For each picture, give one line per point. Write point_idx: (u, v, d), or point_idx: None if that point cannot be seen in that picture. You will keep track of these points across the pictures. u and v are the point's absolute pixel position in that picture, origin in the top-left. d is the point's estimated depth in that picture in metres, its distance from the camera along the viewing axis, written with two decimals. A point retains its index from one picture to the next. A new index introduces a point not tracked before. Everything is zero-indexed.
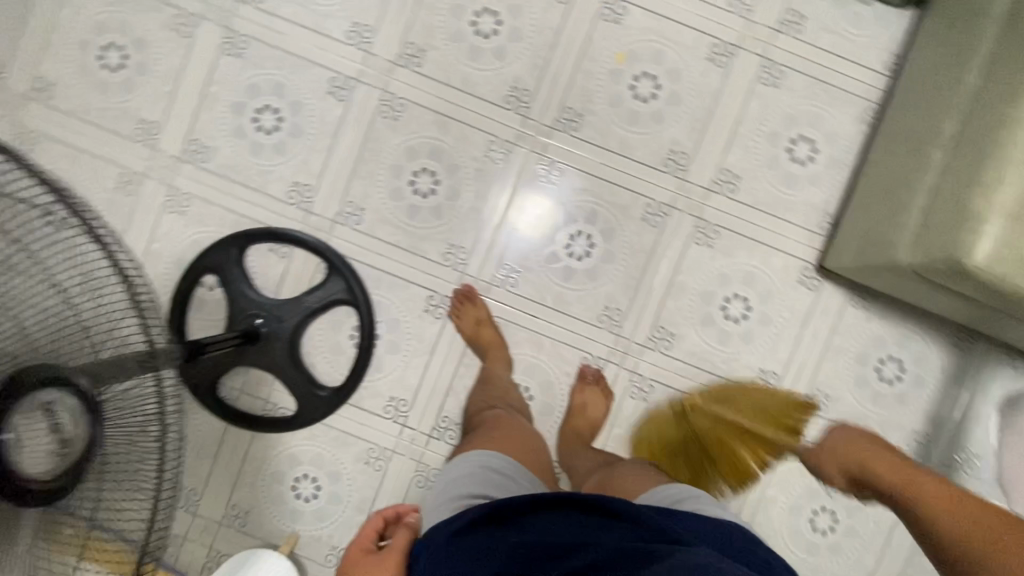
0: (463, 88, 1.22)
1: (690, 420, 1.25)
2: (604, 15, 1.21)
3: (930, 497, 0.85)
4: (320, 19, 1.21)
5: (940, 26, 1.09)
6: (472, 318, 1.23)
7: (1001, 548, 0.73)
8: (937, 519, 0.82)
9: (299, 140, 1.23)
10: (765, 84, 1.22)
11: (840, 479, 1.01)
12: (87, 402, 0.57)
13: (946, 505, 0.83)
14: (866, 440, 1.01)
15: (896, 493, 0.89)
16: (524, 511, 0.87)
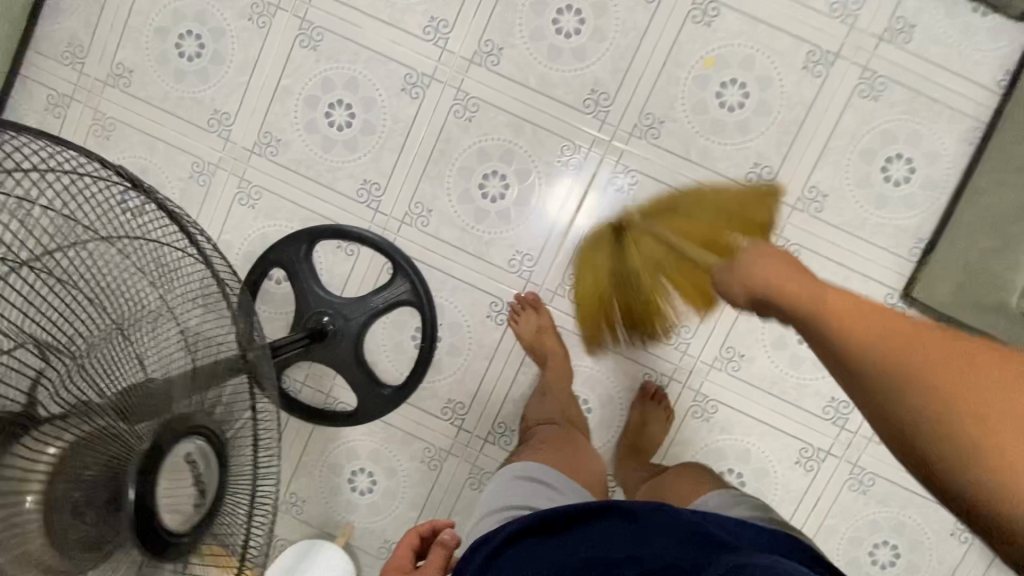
0: (540, 89, 1.18)
1: (628, 248, 1.06)
2: (694, 16, 1.14)
3: (853, 309, 0.60)
4: (397, 13, 1.18)
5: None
6: (533, 327, 1.20)
7: (953, 393, 0.51)
8: (843, 324, 0.60)
9: (371, 137, 1.21)
10: (863, 96, 1.14)
11: (741, 295, 0.73)
12: (208, 440, 0.58)
13: (878, 331, 0.57)
14: (787, 260, 0.71)
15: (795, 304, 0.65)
16: (559, 523, 0.82)
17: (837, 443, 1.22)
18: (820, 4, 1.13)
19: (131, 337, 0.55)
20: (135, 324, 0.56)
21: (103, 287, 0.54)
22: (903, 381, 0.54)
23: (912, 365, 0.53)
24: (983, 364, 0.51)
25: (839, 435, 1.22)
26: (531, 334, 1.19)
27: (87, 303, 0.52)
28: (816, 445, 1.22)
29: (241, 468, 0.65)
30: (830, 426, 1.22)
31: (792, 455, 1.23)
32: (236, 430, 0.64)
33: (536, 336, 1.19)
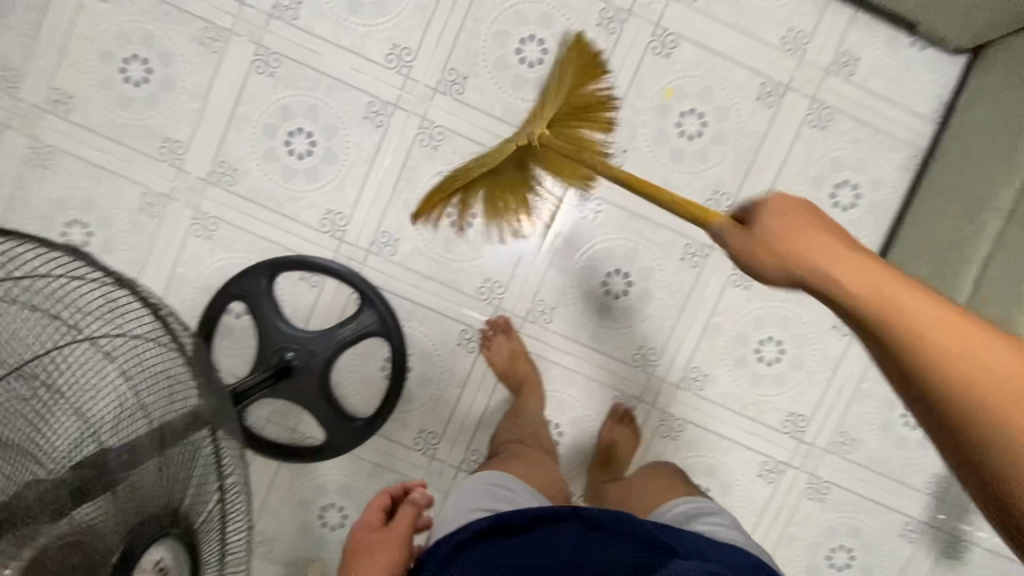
0: (504, 118, 1.19)
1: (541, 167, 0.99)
2: (654, 47, 1.17)
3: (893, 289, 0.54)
4: (358, 40, 1.16)
5: (1001, 84, 1.08)
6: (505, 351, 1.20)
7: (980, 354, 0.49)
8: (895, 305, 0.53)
9: (333, 165, 1.18)
10: (812, 126, 1.19)
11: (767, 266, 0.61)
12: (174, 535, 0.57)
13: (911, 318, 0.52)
14: (807, 214, 0.61)
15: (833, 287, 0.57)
16: (529, 524, 0.83)
17: (795, 455, 1.28)
18: (771, 37, 1.17)
19: (94, 427, 0.53)
20: (100, 416, 0.54)
21: (70, 381, 0.52)
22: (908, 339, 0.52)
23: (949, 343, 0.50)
24: (931, 305, 0.53)
25: (797, 447, 1.28)
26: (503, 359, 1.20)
27: (70, 410, 0.52)
28: (776, 457, 1.28)
29: (211, 552, 0.64)
30: (788, 439, 1.27)
31: (755, 469, 1.28)
32: (204, 518, 0.62)
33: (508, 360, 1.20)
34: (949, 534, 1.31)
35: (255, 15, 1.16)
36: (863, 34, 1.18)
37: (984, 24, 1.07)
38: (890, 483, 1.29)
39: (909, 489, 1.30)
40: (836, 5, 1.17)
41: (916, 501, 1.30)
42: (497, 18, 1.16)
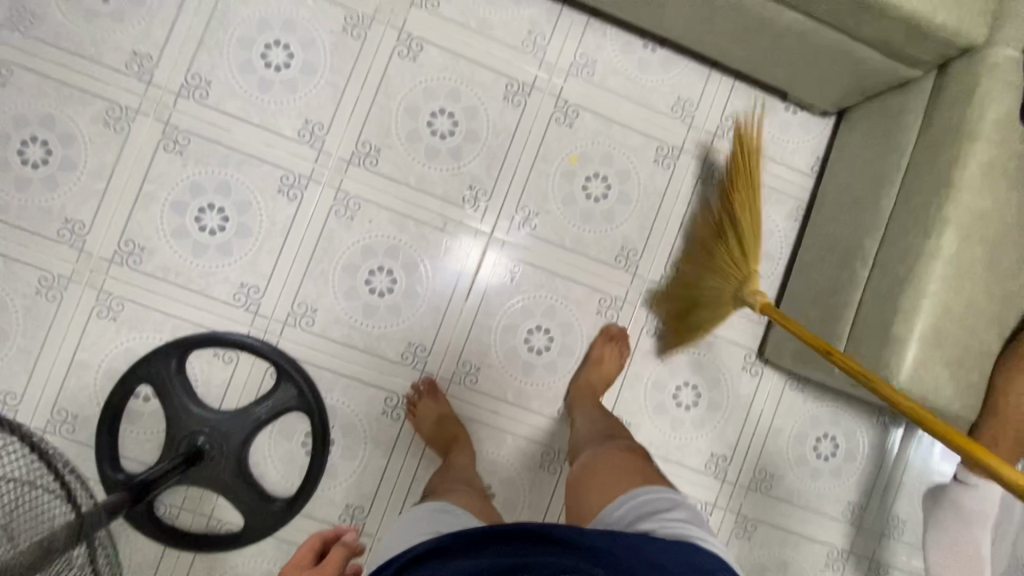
0: (419, 186, 1.22)
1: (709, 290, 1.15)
2: (557, 118, 1.25)
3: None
4: (268, 117, 1.18)
5: (859, 142, 1.18)
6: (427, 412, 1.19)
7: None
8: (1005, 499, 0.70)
9: (246, 239, 1.18)
10: (706, 184, 1.29)
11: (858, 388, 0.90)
12: None
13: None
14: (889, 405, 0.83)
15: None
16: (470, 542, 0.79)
17: (720, 495, 1.32)
18: (663, 105, 1.28)
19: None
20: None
21: None
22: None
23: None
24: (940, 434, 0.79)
25: (721, 487, 1.32)
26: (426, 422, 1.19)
27: None
28: (703, 499, 1.31)
29: None
30: (712, 480, 1.32)
31: None
32: None
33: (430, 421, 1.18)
34: (868, 560, 1.37)
35: (162, 95, 1.16)
36: (744, 99, 1.30)
37: (840, 93, 1.18)
38: (810, 515, 1.35)
39: (828, 519, 1.36)
40: (718, 76, 1.29)
41: (835, 530, 1.36)
42: (407, 93, 1.22)
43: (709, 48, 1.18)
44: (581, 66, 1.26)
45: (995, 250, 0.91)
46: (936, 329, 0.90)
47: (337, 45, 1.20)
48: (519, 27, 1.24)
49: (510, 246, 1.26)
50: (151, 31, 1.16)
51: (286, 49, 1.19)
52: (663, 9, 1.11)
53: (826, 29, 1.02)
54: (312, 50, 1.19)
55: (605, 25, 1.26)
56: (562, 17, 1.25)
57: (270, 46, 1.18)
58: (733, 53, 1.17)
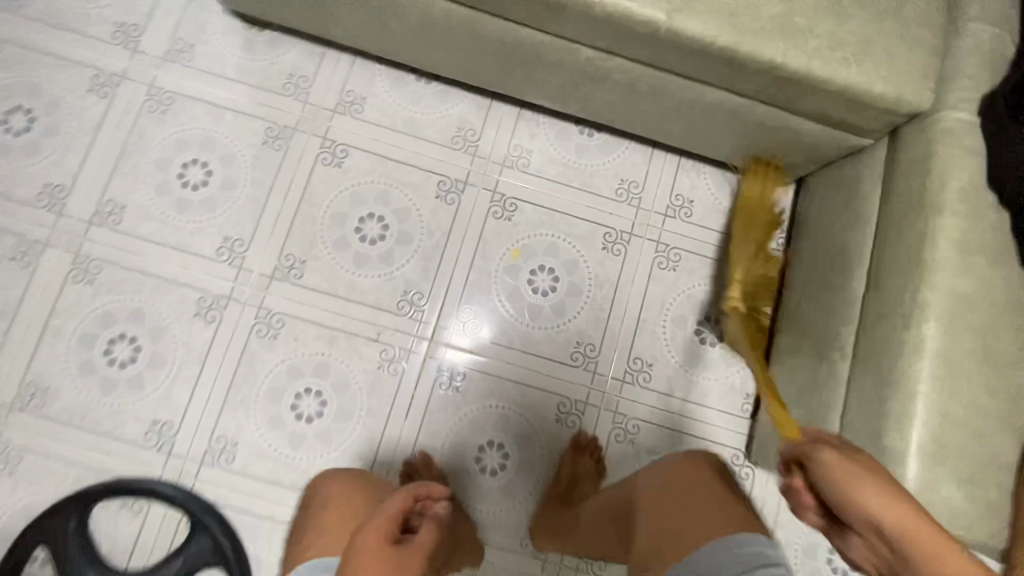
0: (348, 296, 1.13)
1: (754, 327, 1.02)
2: (494, 212, 1.18)
3: (913, 512, 0.52)
4: (186, 237, 1.12)
5: (819, 213, 1.07)
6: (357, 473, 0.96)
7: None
8: (858, 492, 0.54)
9: (160, 369, 1.08)
10: (663, 268, 1.19)
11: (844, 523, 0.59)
12: None
13: (891, 502, 0.53)
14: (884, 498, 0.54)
15: (886, 485, 0.54)
16: None
17: None
18: (606, 189, 1.20)
19: None
20: None
21: None
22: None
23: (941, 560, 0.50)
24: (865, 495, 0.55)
25: None
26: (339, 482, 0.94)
27: None
28: None
29: None
30: None
31: None
32: None
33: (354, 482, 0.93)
34: None
35: (73, 225, 1.10)
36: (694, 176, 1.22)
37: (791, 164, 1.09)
38: None
39: None
40: (663, 154, 1.22)
41: None
42: (332, 201, 1.15)
43: (643, 129, 1.11)
44: (515, 157, 1.20)
45: (986, 338, 0.79)
46: (938, 440, 0.75)
47: (258, 158, 1.16)
48: (447, 124, 1.20)
49: (454, 353, 1.13)
50: (66, 161, 1.12)
51: (205, 167, 1.14)
52: (587, 98, 1.05)
53: (758, 105, 0.95)
54: (232, 165, 1.15)
55: (537, 114, 1.21)
56: (492, 111, 1.21)
57: (188, 165, 1.14)
58: (670, 132, 1.10)
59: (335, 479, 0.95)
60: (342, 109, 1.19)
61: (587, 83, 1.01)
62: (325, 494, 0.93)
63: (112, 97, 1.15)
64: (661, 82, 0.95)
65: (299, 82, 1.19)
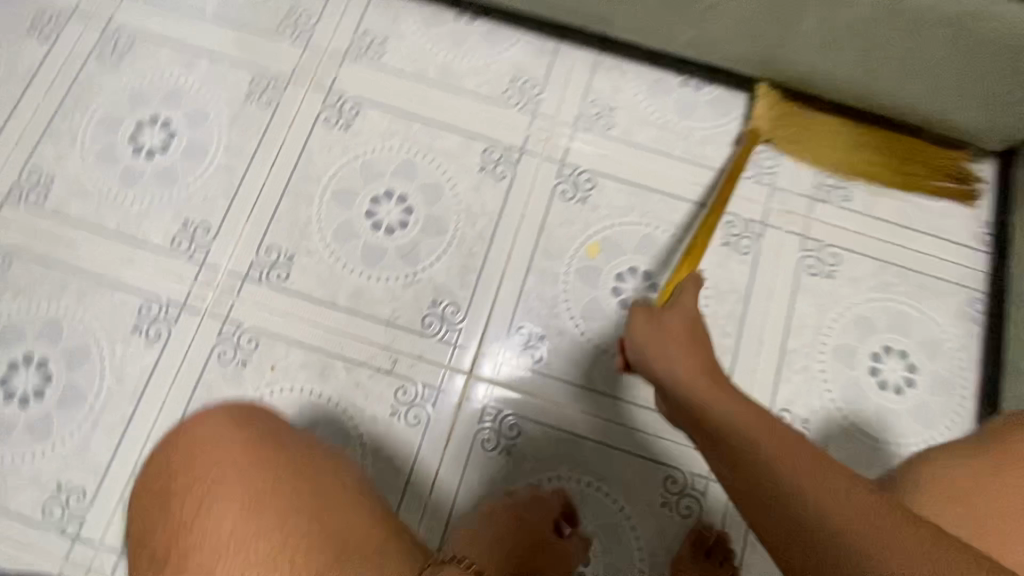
0: (351, 308, 0.78)
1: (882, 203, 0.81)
2: (563, 191, 0.82)
3: (715, 384, 0.54)
4: (132, 221, 0.80)
5: None
6: (281, 433, 0.56)
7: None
8: (672, 355, 0.57)
9: (76, 408, 0.74)
10: (813, 274, 0.80)
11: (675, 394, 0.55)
12: None
13: (705, 379, 0.54)
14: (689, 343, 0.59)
15: (700, 358, 0.57)
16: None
17: None
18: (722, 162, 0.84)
19: None
20: None
21: None
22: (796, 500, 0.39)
23: (767, 450, 0.43)
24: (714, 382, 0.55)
25: None
26: (246, 445, 0.53)
27: None
28: None
29: None
30: None
31: None
32: None
33: (282, 453, 0.54)
34: None
35: None
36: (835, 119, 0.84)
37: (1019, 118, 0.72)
38: None
39: None
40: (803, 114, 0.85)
41: None
42: (336, 174, 0.82)
43: (784, 71, 0.76)
44: (592, 116, 0.85)
45: None
46: None
47: (238, 117, 0.84)
48: (497, 73, 0.86)
49: (504, 394, 0.76)
50: None
51: (166, 128, 0.83)
52: (711, 16, 0.71)
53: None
54: (202, 125, 0.83)
55: (623, 60, 0.87)
56: (559, 56, 0.87)
57: (144, 125, 0.84)
58: (827, 74, 0.74)
59: (232, 441, 0.53)
60: (354, 54, 0.87)
61: None
62: (222, 477, 0.50)
63: (54, 38, 0.87)
64: None
65: (300, 20, 0.88)
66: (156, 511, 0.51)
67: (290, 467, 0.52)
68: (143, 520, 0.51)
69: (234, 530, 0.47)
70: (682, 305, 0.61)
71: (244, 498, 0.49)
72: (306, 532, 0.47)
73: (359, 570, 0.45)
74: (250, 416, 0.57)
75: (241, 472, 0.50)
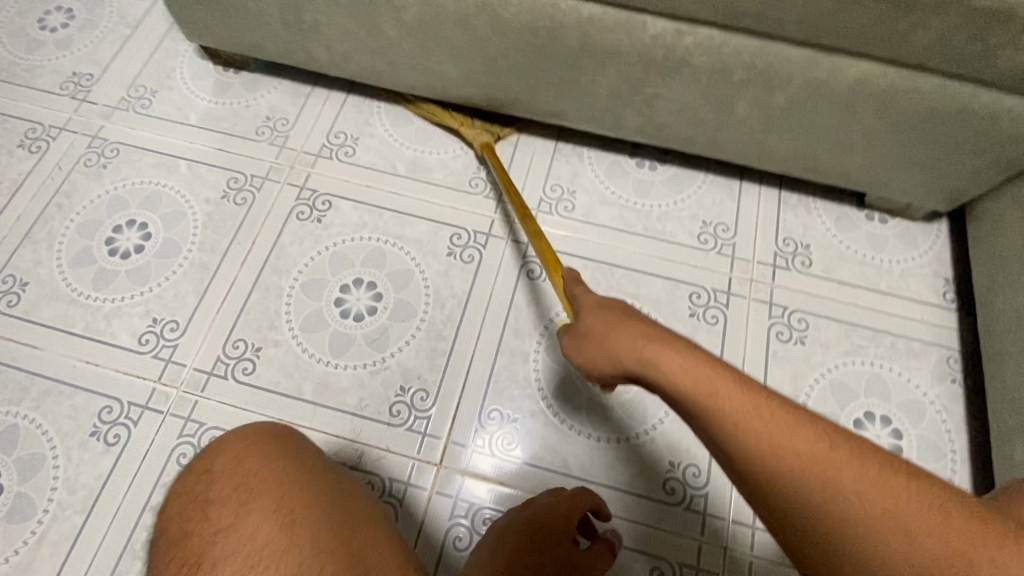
0: (317, 399, 0.76)
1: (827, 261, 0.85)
2: (530, 270, 0.84)
3: (667, 346, 0.47)
4: (100, 320, 0.80)
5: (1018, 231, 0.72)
6: (308, 454, 0.60)
7: (902, 543, 0.40)
8: (613, 343, 0.50)
9: (22, 521, 0.69)
10: (784, 340, 0.80)
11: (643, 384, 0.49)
12: None
13: (660, 350, 0.47)
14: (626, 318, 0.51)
15: (639, 326, 0.50)
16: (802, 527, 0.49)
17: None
18: (683, 235, 0.86)
19: None
20: None
21: None
22: (786, 493, 0.42)
23: (755, 434, 0.43)
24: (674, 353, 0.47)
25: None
26: (280, 461, 0.57)
27: None
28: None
29: None
30: None
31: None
32: None
33: (304, 468, 0.58)
34: None
35: None
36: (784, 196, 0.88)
37: (962, 178, 0.75)
38: None
39: None
40: (756, 187, 0.89)
41: None
42: (306, 265, 0.84)
43: (729, 149, 0.80)
44: (554, 199, 0.88)
45: None
46: None
47: (213, 215, 0.87)
48: (463, 164, 0.91)
49: (476, 484, 0.73)
50: None
51: (143, 229, 0.86)
52: (655, 105, 0.76)
53: (924, 77, 0.65)
54: (178, 224, 0.86)
55: (581, 147, 0.92)
56: (520, 146, 0.92)
57: (122, 227, 0.86)
58: (772, 150, 0.78)
59: (264, 453, 0.57)
60: (327, 153, 0.92)
61: (658, 78, 0.72)
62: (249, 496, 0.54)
63: (43, 152, 0.92)
64: (773, 60, 0.67)
65: (277, 125, 0.94)
66: (193, 519, 0.54)
67: (308, 484, 0.56)
68: (175, 524, 0.54)
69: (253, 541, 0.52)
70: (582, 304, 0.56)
71: (264, 513, 0.53)
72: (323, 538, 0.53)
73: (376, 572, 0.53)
74: (278, 435, 0.60)
75: (272, 493, 0.54)
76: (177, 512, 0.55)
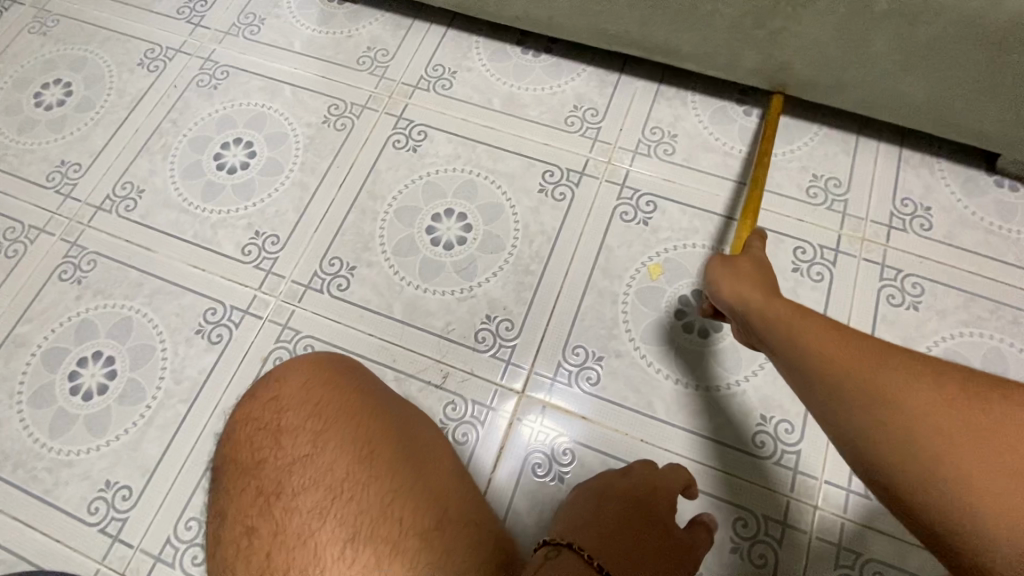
0: (406, 319, 0.77)
1: (950, 221, 0.79)
2: (623, 211, 0.82)
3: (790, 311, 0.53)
4: (207, 230, 0.84)
5: None
6: (362, 382, 0.62)
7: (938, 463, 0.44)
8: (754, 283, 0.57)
9: (133, 404, 0.75)
10: (895, 305, 0.75)
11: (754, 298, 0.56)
12: None
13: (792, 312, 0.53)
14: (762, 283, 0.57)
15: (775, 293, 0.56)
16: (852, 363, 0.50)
17: None
18: (791, 188, 0.81)
19: None
20: None
21: None
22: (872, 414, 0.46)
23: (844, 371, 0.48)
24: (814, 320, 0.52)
25: None
26: (320, 405, 0.60)
27: None
28: None
29: None
30: None
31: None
32: None
33: (356, 409, 0.60)
34: None
35: (78, 210, 0.87)
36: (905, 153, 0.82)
37: None
38: None
39: None
40: (874, 143, 0.83)
41: None
42: (400, 191, 0.85)
43: (853, 95, 0.75)
44: (653, 142, 0.85)
45: None
46: None
47: (314, 138, 0.89)
48: (560, 102, 0.89)
49: (558, 416, 0.72)
50: (92, 137, 0.92)
51: (248, 146, 0.90)
52: (779, 41, 0.72)
53: None
54: (280, 145, 0.89)
55: (685, 91, 0.88)
56: (621, 86, 0.89)
57: (228, 145, 0.90)
58: (903, 97, 0.72)
59: (312, 396, 0.61)
60: (425, 85, 0.92)
61: (788, 10, 0.68)
62: (324, 427, 0.59)
63: (160, 71, 0.96)
64: None
65: (377, 56, 0.95)
66: (266, 446, 0.59)
67: (357, 419, 0.59)
68: (249, 447, 0.60)
69: (332, 492, 0.55)
70: (751, 253, 0.61)
71: (332, 476, 0.56)
72: (387, 473, 0.56)
73: (448, 532, 0.55)
74: (304, 372, 0.62)
75: (327, 441, 0.58)
76: (248, 435, 0.61)
